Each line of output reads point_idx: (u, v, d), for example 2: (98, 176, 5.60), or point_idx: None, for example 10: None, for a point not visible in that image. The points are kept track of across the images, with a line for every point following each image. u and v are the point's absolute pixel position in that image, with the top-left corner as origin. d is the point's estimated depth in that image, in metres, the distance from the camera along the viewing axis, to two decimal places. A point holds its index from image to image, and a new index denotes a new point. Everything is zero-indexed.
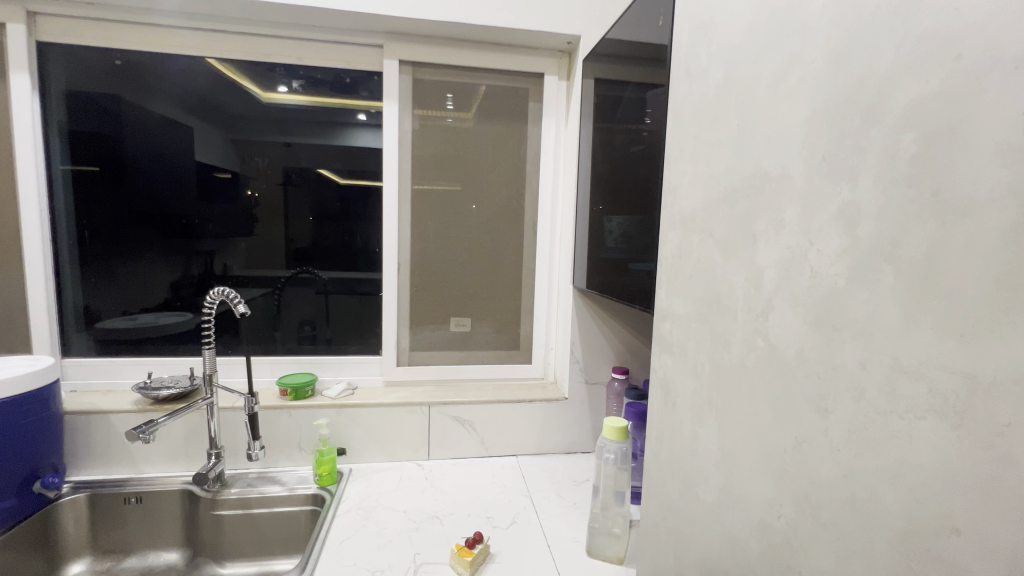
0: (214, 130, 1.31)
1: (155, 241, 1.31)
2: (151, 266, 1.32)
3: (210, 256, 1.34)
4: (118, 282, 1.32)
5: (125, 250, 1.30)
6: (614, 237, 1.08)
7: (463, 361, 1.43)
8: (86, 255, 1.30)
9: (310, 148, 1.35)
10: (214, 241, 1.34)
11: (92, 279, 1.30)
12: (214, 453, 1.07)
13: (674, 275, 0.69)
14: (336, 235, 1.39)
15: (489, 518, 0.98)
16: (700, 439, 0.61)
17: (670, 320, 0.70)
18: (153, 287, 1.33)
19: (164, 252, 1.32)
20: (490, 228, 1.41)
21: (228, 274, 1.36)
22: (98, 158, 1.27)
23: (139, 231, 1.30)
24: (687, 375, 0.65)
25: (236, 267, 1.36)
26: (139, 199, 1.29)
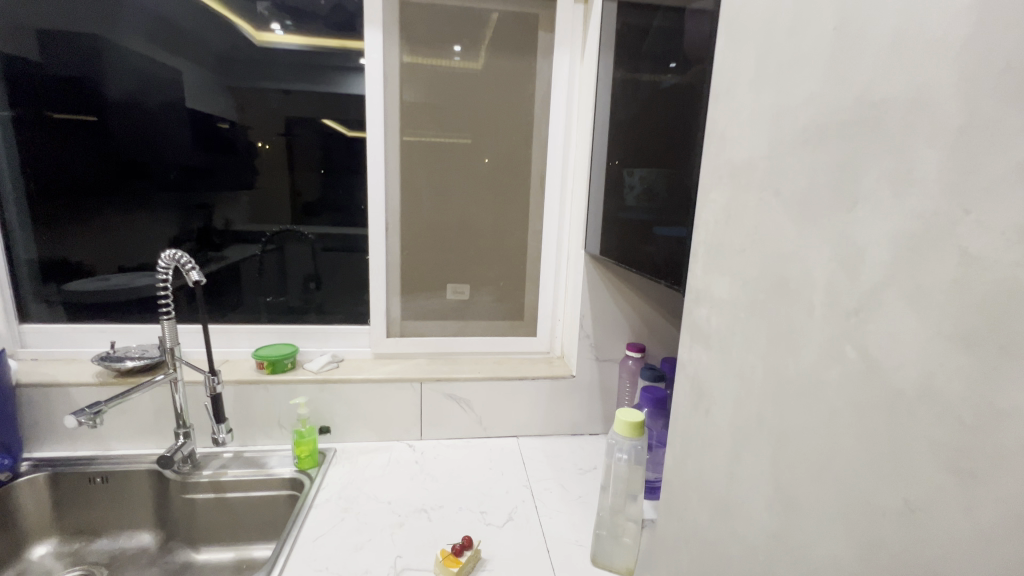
0: (206, 74, 1.13)
1: (126, 194, 1.17)
2: (149, 220, 1.19)
3: (210, 210, 1.20)
4: (101, 240, 1.19)
5: (119, 202, 1.18)
6: (635, 195, 0.91)
7: (460, 332, 1.30)
8: (74, 206, 1.17)
9: (311, 94, 1.17)
10: (215, 194, 1.20)
11: (81, 232, 1.18)
12: (182, 433, 0.98)
13: (718, 247, 0.52)
14: (346, 189, 1.23)
15: (483, 515, 0.87)
16: (743, 463, 0.47)
17: (708, 304, 0.54)
18: (151, 243, 1.20)
19: (161, 205, 1.19)
20: (495, 183, 1.24)
21: (231, 231, 1.21)
22: (48, 97, 1.12)
23: (132, 181, 1.17)
24: (728, 378, 0.50)
25: (240, 222, 1.22)
26: (128, 147, 1.16)
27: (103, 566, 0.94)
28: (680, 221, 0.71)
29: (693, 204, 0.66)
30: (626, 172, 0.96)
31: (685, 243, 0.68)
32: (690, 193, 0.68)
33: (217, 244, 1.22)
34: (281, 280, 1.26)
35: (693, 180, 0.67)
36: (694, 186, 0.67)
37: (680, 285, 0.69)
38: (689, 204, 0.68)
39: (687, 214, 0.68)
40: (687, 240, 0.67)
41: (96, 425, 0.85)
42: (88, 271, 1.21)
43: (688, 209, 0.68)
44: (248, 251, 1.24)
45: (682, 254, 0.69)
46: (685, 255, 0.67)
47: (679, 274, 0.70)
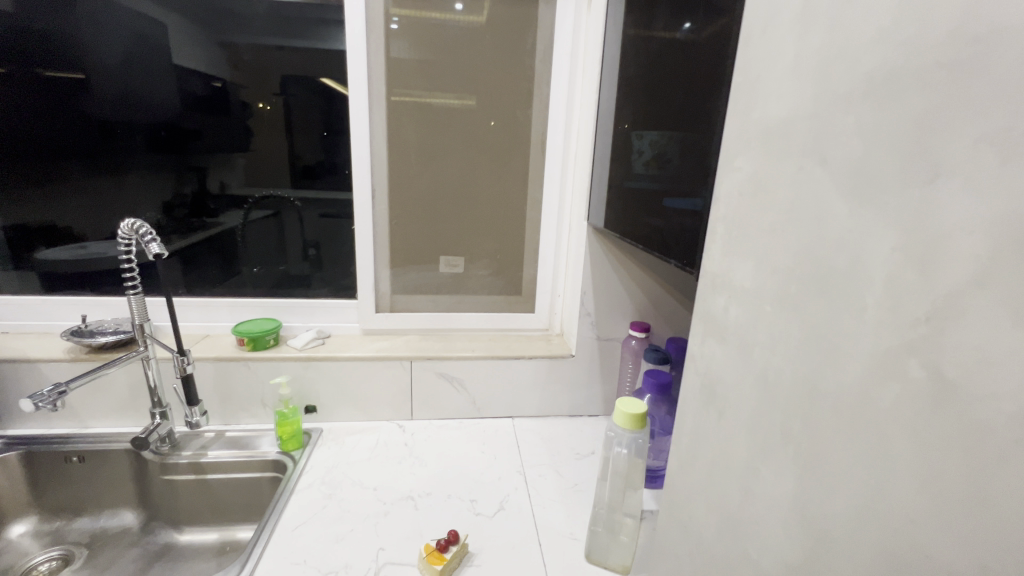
0: (192, 28, 1.05)
1: (112, 156, 1.10)
2: (139, 183, 1.12)
3: (203, 173, 1.14)
4: (86, 206, 1.13)
5: (106, 163, 1.10)
6: (645, 161, 0.82)
7: (455, 307, 1.23)
8: (58, 168, 1.10)
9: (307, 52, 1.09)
10: (209, 156, 1.13)
11: (67, 196, 1.11)
12: (159, 412, 0.92)
13: (742, 226, 0.44)
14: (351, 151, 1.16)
15: (473, 504, 0.83)
16: (761, 481, 0.40)
17: (727, 293, 0.46)
18: (144, 207, 1.14)
19: (152, 169, 1.12)
20: (493, 146, 1.14)
21: (227, 194, 1.16)
22: (16, 49, 1.03)
23: (118, 142, 1.10)
24: (748, 381, 0.42)
25: (236, 185, 1.16)
26: (111, 105, 1.08)
27: (83, 546, 0.92)
28: (696, 191, 0.61)
29: (713, 172, 0.57)
30: (635, 135, 0.86)
31: (701, 217, 0.59)
32: (710, 158, 0.58)
33: (214, 205, 1.16)
34: (278, 247, 1.21)
35: (715, 144, 0.58)
36: (715, 150, 0.57)
37: (694, 266, 0.61)
38: (709, 171, 0.59)
39: (705, 183, 0.59)
40: (703, 214, 0.58)
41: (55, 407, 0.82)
42: (60, 238, 1.14)
43: (708, 178, 0.59)
44: (237, 218, 1.17)
45: (697, 230, 0.60)
46: (701, 233, 0.59)
47: (693, 253, 0.61)
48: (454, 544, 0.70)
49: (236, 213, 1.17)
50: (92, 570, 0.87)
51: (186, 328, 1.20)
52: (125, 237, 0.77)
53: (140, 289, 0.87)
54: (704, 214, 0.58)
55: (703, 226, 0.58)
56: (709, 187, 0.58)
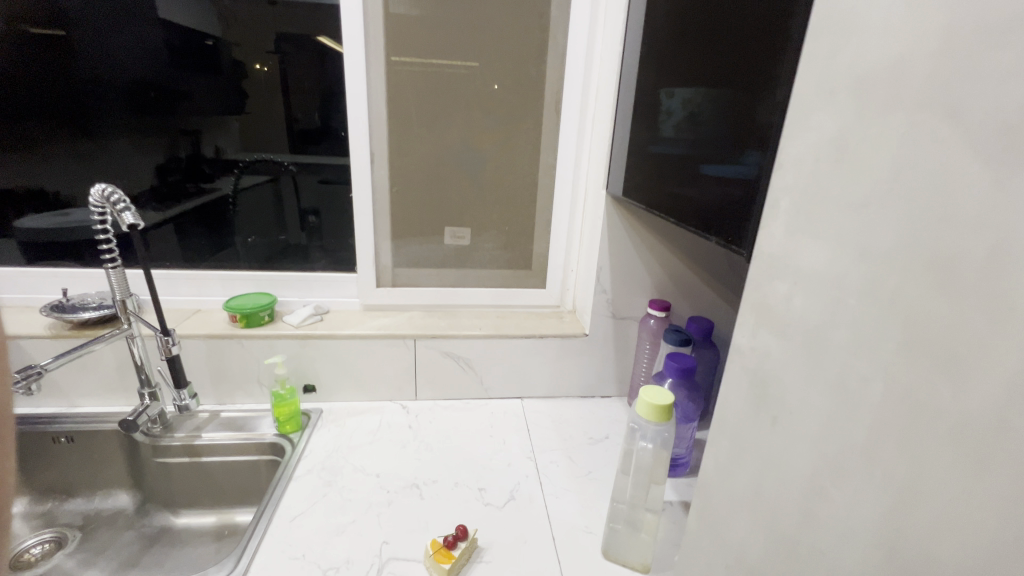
0: None
1: (95, 117, 1.01)
2: (128, 147, 1.04)
3: (196, 136, 1.05)
4: (71, 173, 1.05)
5: (92, 124, 1.02)
6: (676, 122, 0.73)
7: (460, 282, 1.16)
8: (39, 129, 1.01)
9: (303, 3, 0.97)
10: (201, 118, 1.03)
11: (52, 159, 1.03)
12: (148, 393, 0.87)
13: (817, 199, 0.36)
14: None
15: (481, 494, 0.78)
16: (831, 505, 0.34)
17: (789, 279, 0.39)
18: (136, 174, 1.06)
19: (141, 132, 1.03)
20: (503, 106, 1.03)
21: (222, 159, 1.07)
22: None
23: (104, 100, 1.01)
24: (816, 387, 0.36)
25: (232, 150, 1.07)
26: (92, 59, 0.98)
27: (76, 529, 0.89)
28: (749, 158, 0.53)
29: (775, 136, 0.49)
30: (665, 93, 0.77)
31: (757, 189, 0.51)
32: (772, 119, 0.50)
33: (210, 171, 1.08)
34: (276, 217, 1.13)
35: (779, 102, 0.49)
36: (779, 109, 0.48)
37: (744, 245, 0.53)
38: (768, 135, 0.50)
39: (762, 148, 0.51)
40: (759, 185, 0.50)
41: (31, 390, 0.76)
42: (36, 205, 1.06)
43: (766, 142, 0.50)
44: (229, 185, 1.09)
45: (749, 204, 0.52)
46: (756, 207, 0.51)
47: (743, 230, 0.53)
48: (463, 540, 0.65)
49: (226, 180, 1.09)
50: (85, 555, 0.84)
51: (177, 302, 1.14)
52: (97, 204, 0.70)
53: (119, 262, 0.80)
54: (761, 185, 0.50)
55: (760, 200, 0.50)
56: (768, 153, 0.49)
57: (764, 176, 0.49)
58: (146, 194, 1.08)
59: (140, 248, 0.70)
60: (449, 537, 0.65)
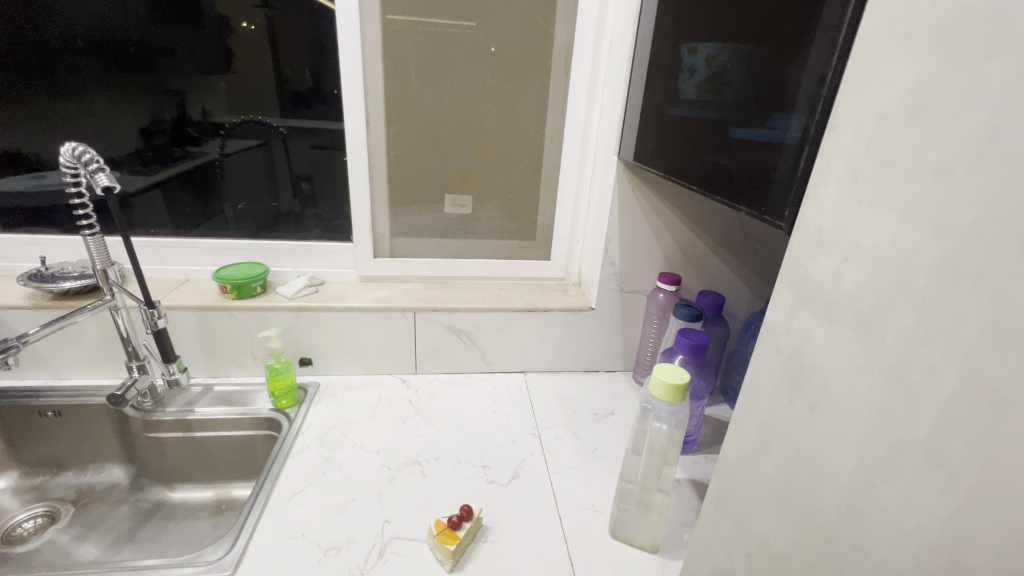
0: None
1: (70, 76, 0.94)
2: (110, 107, 0.96)
3: (181, 96, 0.97)
4: (47, 137, 0.98)
5: (70, 82, 0.94)
6: (699, 81, 0.67)
7: (462, 253, 1.12)
8: (13, 86, 0.93)
9: None
10: (183, 78, 0.96)
11: (29, 119, 0.96)
12: (136, 366, 0.83)
13: (882, 164, 0.31)
14: None
15: (485, 471, 0.76)
16: (879, 503, 0.31)
17: (841, 256, 0.35)
18: (118, 139, 0.99)
19: (122, 92, 0.95)
20: (508, 64, 0.96)
21: (210, 122, 1.00)
22: None
23: (80, 56, 0.93)
24: (868, 376, 0.32)
25: (221, 113, 0.99)
26: (67, 8, 0.89)
27: (69, 503, 0.87)
28: (790, 119, 0.48)
29: (828, 97, 0.43)
30: (686, 48, 0.70)
31: (800, 156, 0.46)
32: (822, 76, 0.44)
33: (196, 135, 1.01)
34: (266, 182, 1.07)
35: (831, 56, 0.43)
36: (832, 65, 0.43)
37: (782, 217, 0.49)
38: (816, 95, 0.45)
39: (810, 110, 0.45)
40: (807, 152, 0.45)
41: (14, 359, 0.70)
42: (6, 167, 0.99)
43: (814, 103, 0.45)
44: (216, 150, 1.02)
45: (790, 171, 0.47)
46: (801, 177, 0.46)
47: (780, 199, 0.49)
48: (469, 521, 0.64)
49: (213, 144, 1.02)
50: (79, 530, 0.82)
51: (163, 272, 1.08)
52: (68, 165, 0.64)
53: (97, 228, 0.74)
54: (809, 152, 0.45)
55: (806, 168, 0.45)
56: (817, 116, 0.44)
57: (814, 143, 0.44)
58: (130, 160, 1.01)
59: (117, 214, 0.64)
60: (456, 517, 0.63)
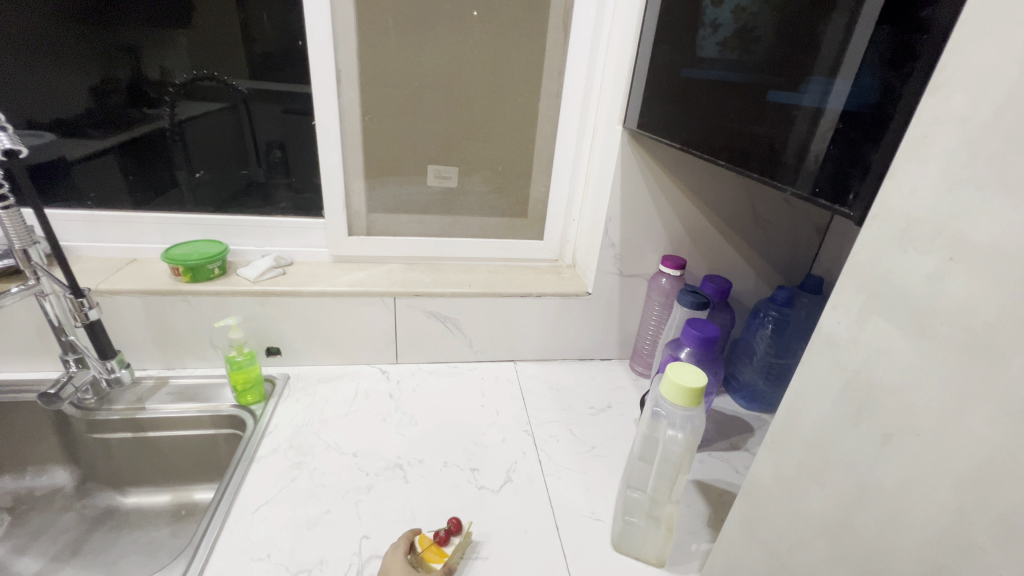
0: None
1: None
2: (52, 63, 0.82)
3: (135, 54, 0.84)
4: None
5: None
6: (724, 38, 0.58)
7: (446, 231, 1.02)
8: None
9: None
10: (134, 29, 0.82)
11: None
12: (73, 359, 0.72)
13: (1018, 136, 0.24)
14: None
15: (474, 474, 0.69)
16: (984, 568, 0.25)
17: (941, 254, 0.27)
18: (58, 97, 0.85)
19: (66, 45, 0.82)
20: (499, 17, 0.85)
21: (166, 82, 0.86)
22: None
23: None
24: (977, 410, 0.25)
25: (179, 73, 0.86)
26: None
27: (5, 512, 0.77)
28: (810, 82, 0.41)
29: (852, 57, 0.37)
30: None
31: (817, 124, 0.40)
32: (847, 31, 0.37)
33: (150, 96, 0.87)
34: (225, 150, 0.94)
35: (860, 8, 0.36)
36: (861, 17, 0.36)
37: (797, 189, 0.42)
38: (839, 54, 0.38)
39: (832, 72, 0.39)
40: (825, 120, 0.39)
41: None
42: None
43: (837, 64, 0.38)
44: (170, 112, 0.89)
45: (803, 142, 0.41)
46: (816, 149, 0.40)
47: (790, 174, 0.43)
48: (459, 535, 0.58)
49: (165, 104, 0.88)
50: (17, 542, 0.74)
51: (107, 249, 0.96)
52: None
53: (11, 200, 0.62)
54: (827, 121, 0.39)
55: (823, 139, 0.39)
56: (839, 79, 0.38)
57: (833, 110, 0.38)
58: (76, 120, 0.87)
59: (25, 183, 0.52)
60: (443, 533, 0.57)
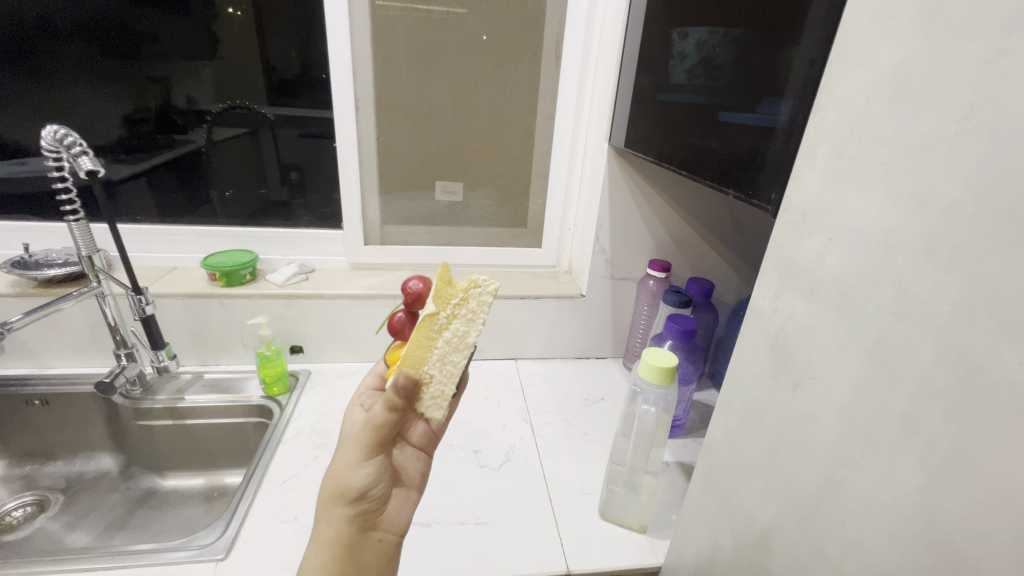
0: None
1: (45, 59, 0.90)
2: (89, 94, 0.93)
3: (165, 84, 0.95)
4: (28, 122, 0.95)
5: (47, 66, 0.90)
6: (688, 66, 0.67)
7: (452, 241, 1.12)
8: None
9: None
10: (167, 64, 0.93)
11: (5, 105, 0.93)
12: (125, 353, 0.82)
13: (863, 146, 0.32)
14: None
15: (476, 455, 0.77)
16: (859, 476, 0.32)
17: (824, 235, 0.35)
18: (95, 124, 0.96)
19: (101, 76, 0.92)
20: (498, 48, 0.95)
21: (195, 110, 0.98)
22: None
23: (56, 38, 0.89)
24: (850, 353, 0.33)
25: (209, 102, 0.97)
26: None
27: (59, 491, 0.85)
28: (773, 107, 0.48)
29: (807, 82, 0.44)
30: (676, 34, 0.70)
31: (782, 142, 0.46)
32: (802, 62, 0.44)
33: (178, 123, 0.98)
34: (252, 170, 1.05)
35: (809, 46, 0.43)
36: (811, 53, 0.43)
37: (769, 199, 0.48)
38: (796, 83, 0.45)
39: (791, 97, 0.45)
40: (789, 138, 0.45)
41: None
42: None
43: (794, 91, 0.45)
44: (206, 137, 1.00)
45: (769, 154, 0.48)
46: (783, 163, 0.46)
47: (760, 182, 0.49)
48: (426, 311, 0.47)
49: (201, 130, 0.99)
50: (69, 518, 0.80)
51: (150, 259, 1.07)
52: (50, 148, 0.63)
53: (81, 214, 0.73)
54: (791, 139, 0.45)
55: (789, 154, 0.45)
56: (798, 103, 0.44)
57: (795, 128, 0.45)
58: (112, 144, 0.98)
59: (102, 198, 0.63)
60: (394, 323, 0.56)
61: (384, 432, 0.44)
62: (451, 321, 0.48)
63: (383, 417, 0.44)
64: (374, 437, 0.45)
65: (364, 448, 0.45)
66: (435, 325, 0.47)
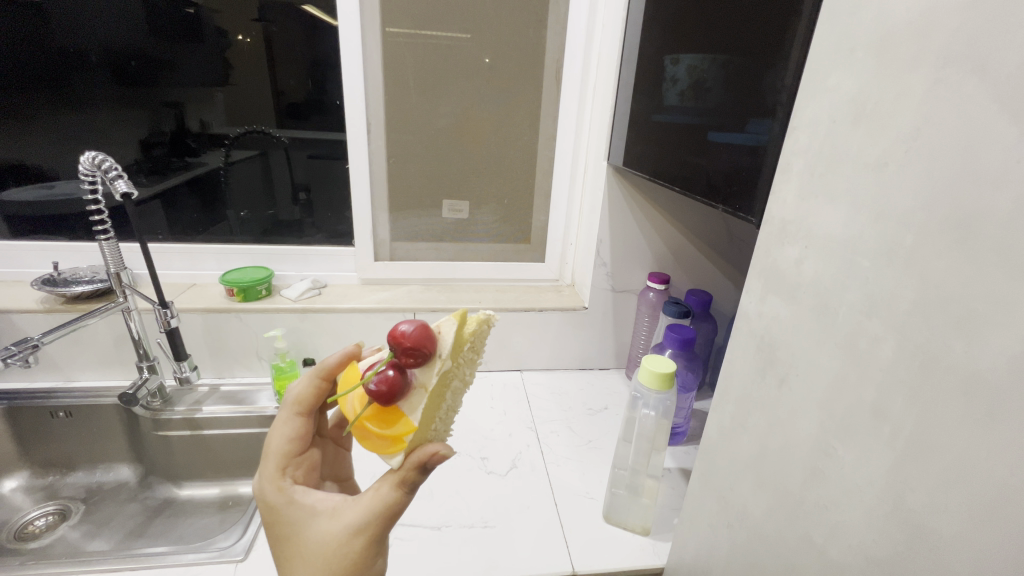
0: None
1: (71, 87, 0.96)
2: (111, 120, 0.99)
3: (179, 109, 1.00)
4: (57, 148, 1.01)
5: (73, 94, 0.96)
6: (679, 90, 0.72)
7: (459, 256, 1.16)
8: (23, 99, 0.96)
9: None
10: (183, 90, 0.99)
11: (33, 131, 0.98)
12: (146, 366, 0.87)
13: (830, 163, 0.36)
14: None
15: (483, 463, 0.80)
16: (838, 463, 0.35)
17: (802, 243, 0.39)
18: (117, 148, 1.02)
19: (124, 103, 0.98)
20: (501, 74, 1.00)
21: (208, 133, 1.03)
22: None
23: (84, 69, 0.95)
24: (827, 349, 0.36)
25: (222, 125, 1.03)
26: (76, 26, 0.92)
27: (79, 501, 0.88)
28: (757, 129, 0.52)
29: (785, 106, 0.48)
30: (668, 60, 0.75)
31: (766, 160, 0.50)
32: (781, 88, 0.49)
33: (193, 146, 1.04)
34: (266, 190, 1.10)
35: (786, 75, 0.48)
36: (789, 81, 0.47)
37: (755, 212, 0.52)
38: (776, 108, 0.49)
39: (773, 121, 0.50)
40: (771, 156, 0.49)
41: (26, 360, 0.74)
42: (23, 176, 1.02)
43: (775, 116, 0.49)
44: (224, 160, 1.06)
45: (756, 171, 0.52)
46: (766, 178, 0.50)
47: (747, 197, 0.54)
48: (439, 363, 0.48)
49: (220, 153, 1.05)
50: (90, 527, 0.83)
51: (169, 277, 1.12)
52: (87, 172, 0.68)
53: (111, 233, 0.77)
54: (773, 157, 0.49)
55: (772, 170, 0.49)
56: (778, 125, 0.49)
57: (776, 147, 0.49)
58: (132, 166, 1.04)
59: (134, 219, 0.67)
60: (384, 386, 0.46)
61: (393, 516, 0.46)
62: (459, 367, 0.51)
63: (400, 503, 0.45)
64: (382, 525, 0.45)
65: (376, 540, 0.45)
66: (446, 377, 0.50)
